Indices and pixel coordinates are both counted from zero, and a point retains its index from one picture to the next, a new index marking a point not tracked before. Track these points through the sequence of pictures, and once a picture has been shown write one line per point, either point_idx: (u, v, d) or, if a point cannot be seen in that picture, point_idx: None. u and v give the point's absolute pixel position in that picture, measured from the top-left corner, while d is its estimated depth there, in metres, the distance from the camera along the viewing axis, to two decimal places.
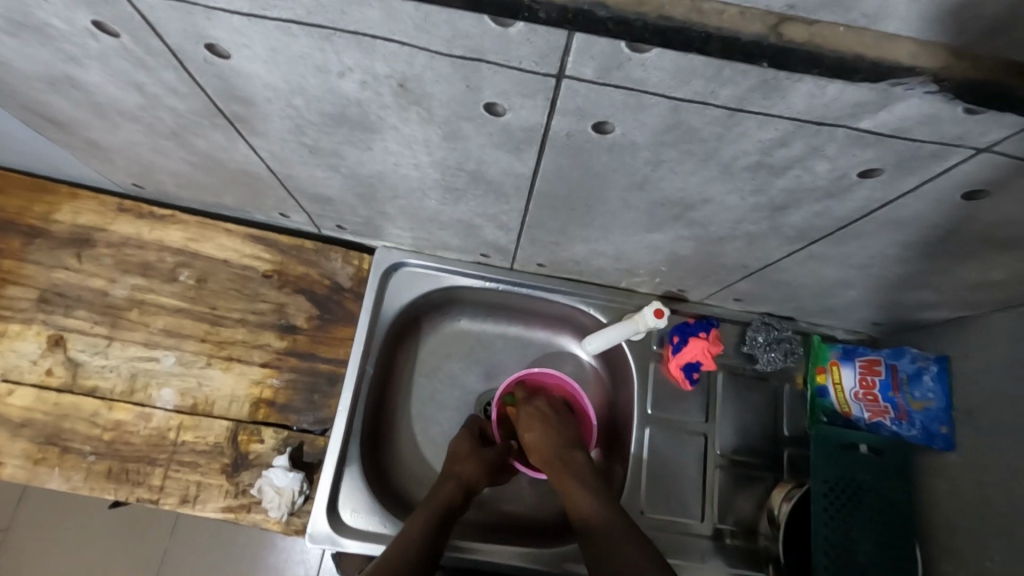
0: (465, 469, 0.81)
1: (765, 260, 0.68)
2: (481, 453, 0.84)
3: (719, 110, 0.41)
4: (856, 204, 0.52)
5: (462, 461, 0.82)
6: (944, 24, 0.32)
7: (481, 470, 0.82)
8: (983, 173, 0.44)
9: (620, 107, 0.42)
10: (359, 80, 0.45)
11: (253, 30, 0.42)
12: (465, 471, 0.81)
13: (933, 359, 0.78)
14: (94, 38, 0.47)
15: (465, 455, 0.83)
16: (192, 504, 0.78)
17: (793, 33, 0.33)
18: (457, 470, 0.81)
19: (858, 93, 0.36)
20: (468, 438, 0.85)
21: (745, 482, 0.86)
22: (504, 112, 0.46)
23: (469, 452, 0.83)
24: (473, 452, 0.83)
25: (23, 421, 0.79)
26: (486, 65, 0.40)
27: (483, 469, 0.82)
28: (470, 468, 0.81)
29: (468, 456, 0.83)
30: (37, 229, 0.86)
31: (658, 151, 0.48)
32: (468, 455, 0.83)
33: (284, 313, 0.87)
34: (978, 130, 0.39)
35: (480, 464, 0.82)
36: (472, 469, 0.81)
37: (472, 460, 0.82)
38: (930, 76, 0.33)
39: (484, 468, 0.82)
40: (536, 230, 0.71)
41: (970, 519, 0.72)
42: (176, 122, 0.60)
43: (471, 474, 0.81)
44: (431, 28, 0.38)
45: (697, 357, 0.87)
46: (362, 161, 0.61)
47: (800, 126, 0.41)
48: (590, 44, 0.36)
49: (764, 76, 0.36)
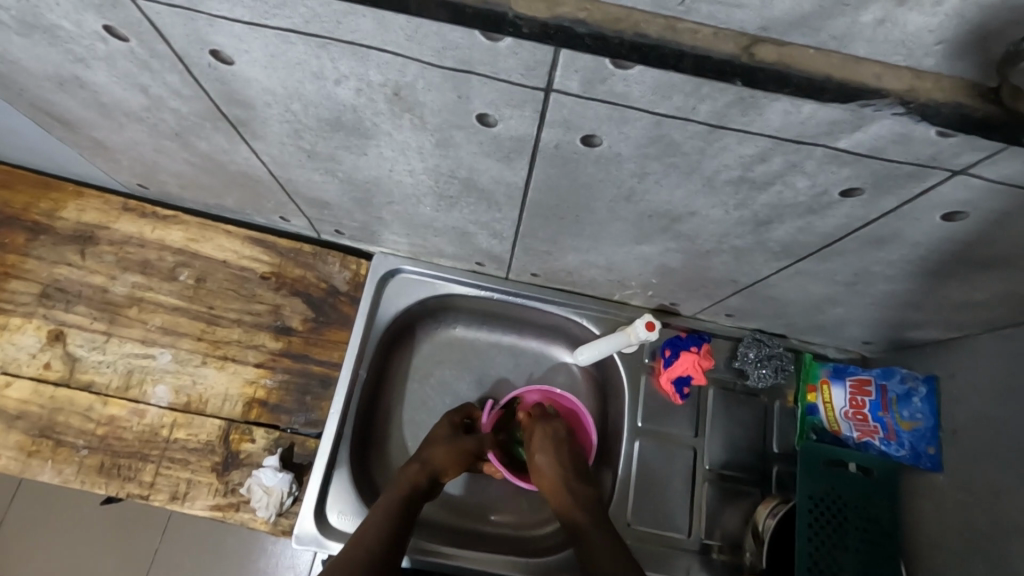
0: (434, 455, 0.81)
1: (753, 275, 0.69)
2: (455, 440, 0.84)
3: (700, 125, 0.42)
4: (838, 221, 0.53)
5: (432, 447, 0.82)
6: (912, 48, 0.33)
7: (451, 457, 0.82)
8: (960, 194, 0.45)
9: (605, 120, 0.43)
10: (355, 88, 0.47)
11: (253, 37, 0.43)
12: (434, 456, 0.81)
13: (922, 380, 0.79)
14: (103, 41, 0.49)
15: (437, 441, 0.83)
16: (181, 501, 0.78)
17: (764, 53, 0.34)
18: (426, 455, 0.81)
19: (832, 111, 0.37)
20: (445, 427, 0.86)
21: (731, 495, 0.86)
22: (494, 122, 0.47)
23: (442, 438, 0.84)
24: (447, 438, 0.83)
25: (18, 414, 0.80)
26: (475, 76, 0.42)
27: (453, 456, 0.82)
28: (440, 455, 0.81)
29: (439, 442, 0.83)
30: (42, 225, 0.88)
31: (643, 164, 0.49)
32: (439, 442, 0.83)
33: (280, 314, 0.88)
34: (951, 152, 0.40)
35: (452, 451, 0.82)
36: (441, 455, 0.81)
37: (443, 445, 0.82)
38: (897, 98, 0.34)
39: (455, 457, 0.82)
40: (529, 239, 0.73)
41: (954, 538, 0.72)
42: (179, 124, 0.62)
43: (440, 461, 0.81)
44: (422, 39, 0.39)
45: (687, 370, 0.87)
46: (358, 166, 0.62)
47: (779, 143, 0.42)
48: (574, 59, 0.37)
49: (741, 94, 0.38)
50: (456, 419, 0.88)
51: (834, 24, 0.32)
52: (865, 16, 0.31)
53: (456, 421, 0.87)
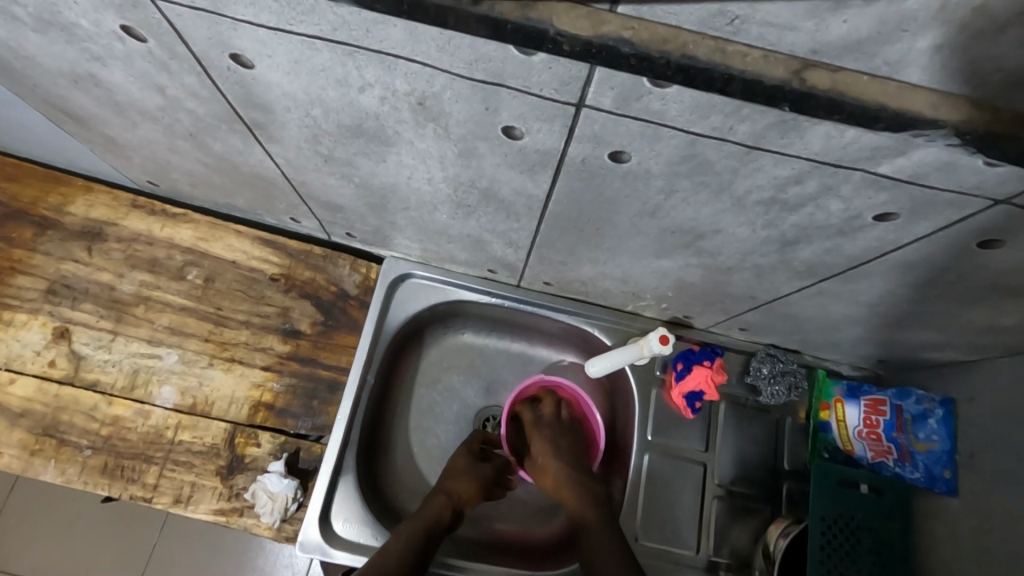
0: (457, 486, 0.79)
1: (772, 293, 0.68)
2: (476, 471, 0.82)
3: (735, 146, 0.41)
4: (868, 244, 0.51)
5: (455, 478, 0.80)
6: (968, 77, 0.32)
7: (474, 490, 0.80)
8: (998, 223, 0.43)
9: (637, 137, 0.42)
10: (379, 96, 0.46)
11: (278, 43, 0.42)
12: (457, 488, 0.79)
13: (938, 402, 0.79)
14: (120, 41, 0.48)
15: (458, 472, 0.81)
16: (184, 504, 0.77)
17: (815, 79, 0.32)
18: (449, 486, 0.79)
19: (877, 137, 0.36)
20: (465, 455, 0.84)
21: (741, 514, 0.85)
22: (520, 135, 0.46)
23: (463, 468, 0.82)
24: (468, 469, 0.82)
25: (22, 412, 0.79)
26: (506, 89, 0.41)
27: (476, 487, 0.81)
28: (463, 486, 0.80)
29: (462, 473, 0.81)
30: (50, 220, 0.87)
31: (672, 181, 0.48)
32: (460, 472, 0.81)
33: (289, 316, 0.87)
34: (996, 181, 0.39)
35: (473, 482, 0.81)
36: (464, 486, 0.80)
37: (465, 477, 0.81)
38: (952, 129, 0.33)
39: (477, 487, 0.81)
40: (545, 250, 0.71)
41: (967, 564, 0.71)
42: (194, 124, 0.60)
43: (463, 492, 0.79)
44: (454, 51, 0.38)
45: (699, 384, 0.86)
46: (376, 173, 0.61)
47: (816, 166, 0.41)
48: (611, 76, 0.36)
49: (783, 117, 0.36)
50: (474, 445, 0.86)
51: (889, 49, 0.31)
52: (923, 42, 0.30)
53: (474, 449, 0.86)
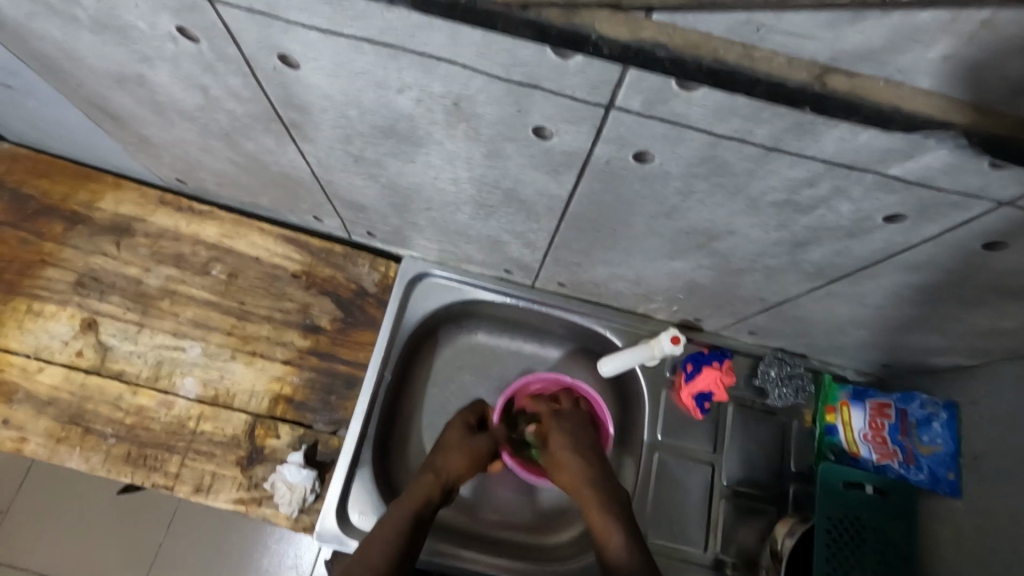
0: (447, 462, 0.80)
1: (782, 294, 0.70)
2: (468, 445, 0.83)
3: (754, 148, 0.43)
4: (877, 246, 0.54)
5: (446, 454, 0.81)
6: (976, 85, 0.34)
7: (465, 464, 0.81)
8: (1002, 225, 0.46)
9: (661, 139, 0.45)
10: (416, 98, 0.48)
11: (326, 45, 0.45)
12: (447, 463, 0.80)
13: (942, 405, 0.81)
14: (173, 41, 0.51)
15: (450, 447, 0.82)
16: (205, 493, 0.79)
17: (835, 82, 0.35)
18: (439, 463, 0.80)
19: (888, 140, 0.39)
20: (459, 430, 0.85)
21: (748, 514, 0.87)
22: (549, 136, 0.49)
23: (455, 443, 0.83)
24: (460, 444, 0.83)
25: (48, 400, 0.81)
26: (539, 91, 0.43)
27: (467, 462, 0.82)
28: (452, 461, 0.81)
29: (453, 449, 0.82)
30: (80, 216, 0.90)
31: (692, 183, 0.50)
32: (451, 447, 0.82)
33: (309, 313, 0.90)
34: (1000, 183, 0.41)
35: (464, 456, 0.82)
36: (455, 462, 0.81)
37: (456, 452, 0.82)
38: (961, 131, 0.35)
39: (469, 461, 0.82)
40: (563, 250, 0.74)
41: (971, 563, 0.73)
42: (232, 123, 0.63)
43: (454, 467, 0.80)
44: (494, 55, 0.41)
45: (709, 385, 0.88)
46: (404, 173, 0.64)
47: (830, 168, 0.44)
48: (641, 80, 0.39)
49: (800, 120, 0.39)
50: (468, 419, 0.87)
51: (902, 58, 0.33)
52: (933, 51, 0.33)
53: (470, 422, 0.87)
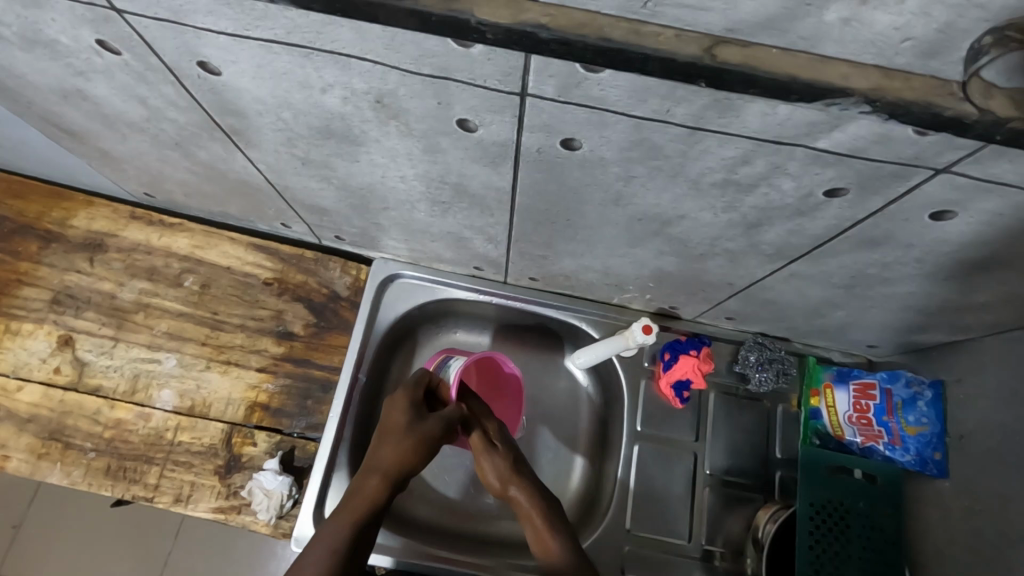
0: (387, 456, 0.75)
1: (748, 278, 0.68)
2: (412, 432, 0.77)
3: (678, 128, 0.42)
4: (828, 223, 0.52)
5: (386, 445, 0.76)
6: (884, 49, 0.32)
7: (408, 453, 0.75)
8: (947, 193, 0.44)
9: (585, 124, 0.44)
10: (341, 96, 0.48)
11: (239, 49, 0.44)
12: (388, 457, 0.75)
13: (927, 384, 0.78)
14: (98, 54, 0.51)
15: (390, 438, 0.76)
16: (184, 503, 0.80)
17: (725, 54, 0.33)
18: (379, 458, 0.75)
19: (810, 113, 0.37)
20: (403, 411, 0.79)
21: (734, 503, 0.85)
22: (475, 127, 0.48)
23: (397, 430, 0.77)
24: (401, 432, 0.77)
25: (30, 417, 0.82)
26: (454, 83, 0.42)
27: (410, 450, 0.76)
28: (393, 453, 0.75)
29: (395, 438, 0.76)
30: (53, 234, 0.91)
31: (628, 168, 0.49)
32: (393, 436, 0.76)
33: (282, 319, 0.90)
34: (933, 151, 0.39)
35: (406, 446, 0.76)
36: (396, 453, 0.75)
37: (397, 442, 0.76)
38: (862, 97, 0.33)
39: (413, 450, 0.76)
40: (523, 244, 0.73)
41: (961, 546, 0.71)
42: (178, 133, 0.63)
43: (396, 460, 0.75)
44: (400, 48, 0.40)
45: (686, 374, 0.86)
46: (352, 173, 0.63)
47: (759, 145, 0.42)
48: (547, 64, 0.38)
49: (716, 96, 0.38)
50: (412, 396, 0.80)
51: (800, 25, 0.32)
52: (830, 15, 0.31)
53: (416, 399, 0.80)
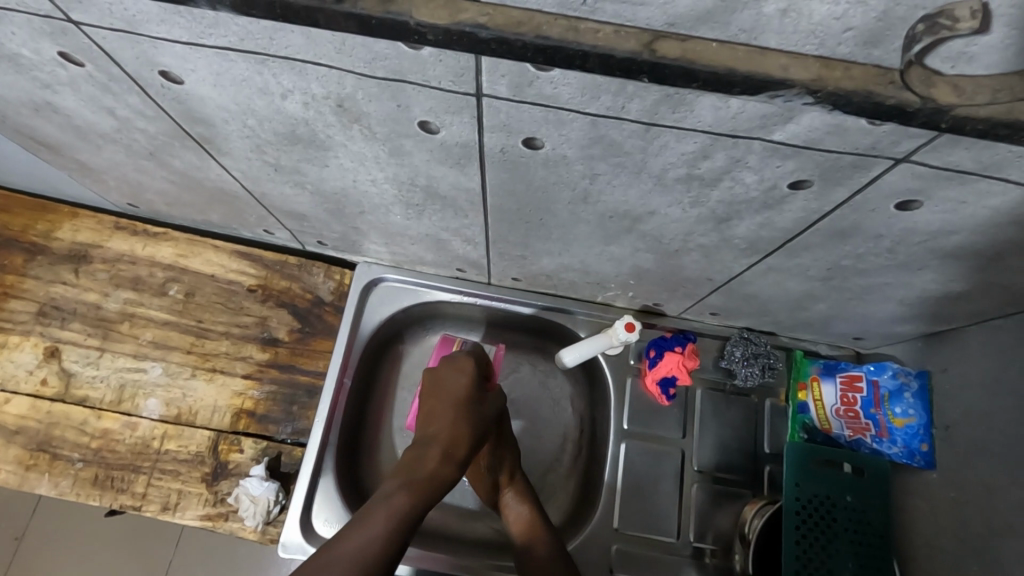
0: (448, 429, 0.73)
1: (726, 273, 0.68)
2: (472, 407, 0.76)
3: (634, 124, 0.42)
4: (796, 215, 0.52)
5: (445, 418, 0.74)
6: (825, 38, 0.32)
7: (469, 426, 0.74)
8: (908, 183, 0.43)
9: (543, 122, 0.44)
10: (302, 102, 0.48)
11: (196, 57, 0.45)
12: (449, 429, 0.73)
13: (913, 374, 0.77)
14: (61, 66, 0.51)
15: (448, 411, 0.75)
16: (171, 511, 0.80)
17: (665, 49, 0.33)
18: (439, 432, 0.73)
19: (761, 105, 0.37)
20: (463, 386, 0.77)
21: (723, 499, 0.85)
22: (436, 129, 0.48)
23: (458, 403, 0.75)
24: (462, 406, 0.75)
25: (17, 429, 0.83)
26: (409, 85, 0.42)
27: (470, 424, 0.74)
28: (454, 426, 0.73)
29: (456, 411, 0.75)
30: (39, 246, 0.91)
31: (591, 165, 0.49)
32: (451, 410, 0.75)
33: (267, 325, 0.90)
34: (889, 140, 0.39)
35: (468, 419, 0.74)
36: (457, 426, 0.73)
37: (458, 414, 0.74)
38: (803, 88, 0.33)
39: (474, 423, 0.74)
40: (501, 244, 0.73)
41: (949, 537, 0.70)
42: (151, 143, 0.63)
43: (457, 432, 0.73)
44: (352, 51, 0.40)
45: (671, 370, 0.86)
46: (324, 178, 0.63)
47: (716, 139, 0.42)
48: (496, 64, 0.38)
49: (666, 91, 0.37)
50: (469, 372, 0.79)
51: (739, 17, 0.32)
52: (767, 7, 0.31)
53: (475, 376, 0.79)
